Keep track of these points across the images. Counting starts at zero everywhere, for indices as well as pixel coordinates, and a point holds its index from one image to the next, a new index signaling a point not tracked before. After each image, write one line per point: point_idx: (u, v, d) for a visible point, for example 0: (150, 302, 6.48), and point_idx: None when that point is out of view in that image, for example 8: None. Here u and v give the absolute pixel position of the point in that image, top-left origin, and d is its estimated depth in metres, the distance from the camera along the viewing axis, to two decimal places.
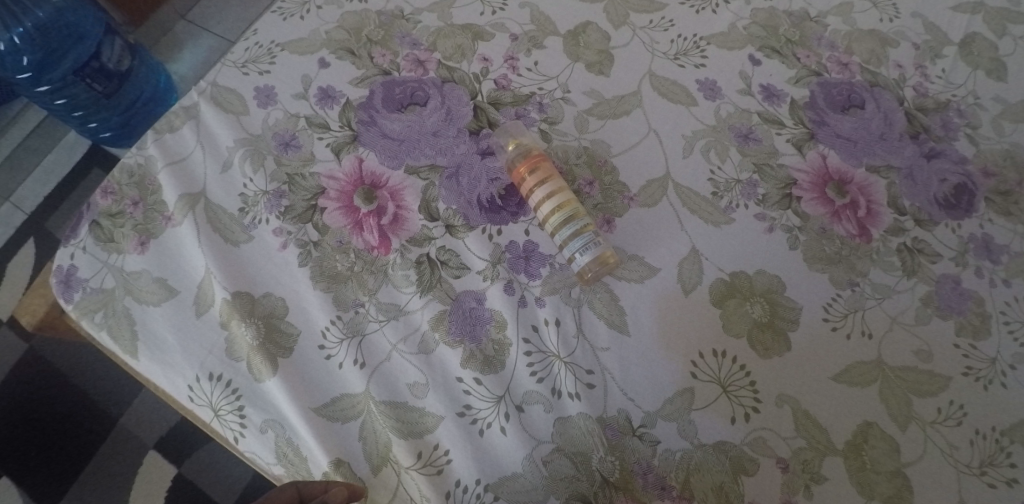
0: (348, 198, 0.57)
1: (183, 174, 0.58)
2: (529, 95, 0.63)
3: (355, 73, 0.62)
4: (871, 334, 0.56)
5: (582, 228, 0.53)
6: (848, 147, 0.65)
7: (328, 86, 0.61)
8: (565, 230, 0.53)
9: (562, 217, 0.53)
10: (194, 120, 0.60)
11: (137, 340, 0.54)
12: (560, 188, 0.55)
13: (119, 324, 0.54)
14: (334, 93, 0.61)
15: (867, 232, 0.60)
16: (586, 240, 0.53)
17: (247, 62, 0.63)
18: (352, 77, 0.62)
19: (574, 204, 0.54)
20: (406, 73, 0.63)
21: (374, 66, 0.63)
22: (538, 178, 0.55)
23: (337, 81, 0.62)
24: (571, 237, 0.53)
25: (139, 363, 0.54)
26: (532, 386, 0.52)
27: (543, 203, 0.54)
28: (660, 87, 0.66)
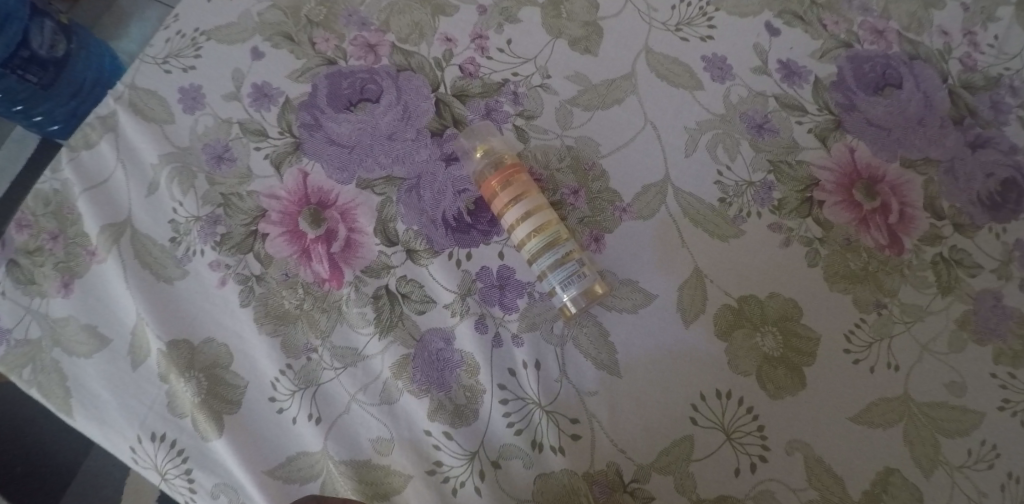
0: (293, 221, 0.49)
1: (105, 200, 0.51)
2: (502, 83, 0.54)
3: (294, 64, 0.53)
4: (897, 366, 0.49)
5: (565, 256, 0.46)
6: (880, 137, 0.55)
7: (263, 83, 0.52)
8: (545, 257, 0.46)
9: (541, 241, 0.46)
10: (112, 133, 0.52)
11: (70, 396, 0.49)
12: (539, 205, 0.47)
13: (50, 380, 0.49)
14: (270, 91, 0.52)
15: (897, 241, 0.52)
16: (570, 271, 0.45)
17: (168, 56, 0.54)
18: (291, 69, 0.53)
19: (556, 226, 0.46)
20: (354, 61, 0.53)
21: (317, 55, 0.53)
22: (514, 193, 0.47)
23: (273, 76, 0.53)
24: (552, 265, 0.46)
25: (75, 422, 0.49)
26: (509, 439, 0.45)
27: (518, 223, 0.46)
28: (659, 68, 0.55)
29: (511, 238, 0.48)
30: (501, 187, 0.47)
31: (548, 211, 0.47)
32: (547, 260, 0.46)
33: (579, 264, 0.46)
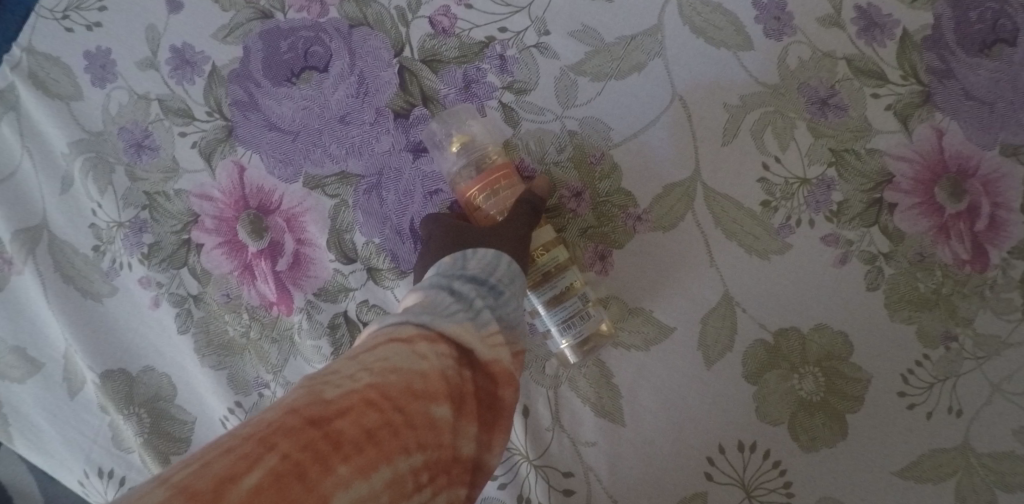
0: (230, 229, 0.40)
1: (11, 199, 0.43)
2: (484, 43, 0.41)
3: (219, 18, 0.41)
4: (960, 411, 0.41)
5: (567, 288, 0.36)
6: (979, 115, 0.42)
7: (183, 46, 0.41)
8: (540, 289, 0.36)
9: (537, 269, 0.36)
10: (12, 113, 0.43)
11: (9, 424, 0.45)
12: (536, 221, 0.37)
13: None
14: (192, 56, 0.41)
15: (982, 255, 0.42)
16: (570, 310, 0.36)
17: (67, 9, 0.42)
18: (216, 26, 0.41)
19: (556, 248, 0.37)
20: (294, 12, 0.41)
21: (247, 5, 0.41)
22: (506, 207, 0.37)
23: (193, 35, 0.41)
24: (549, 300, 0.36)
25: (20, 449, 0.45)
26: (492, 493, 0.40)
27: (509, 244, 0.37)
28: (698, 19, 0.42)
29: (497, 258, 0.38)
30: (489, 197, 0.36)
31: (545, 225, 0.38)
32: (543, 292, 0.36)
33: (583, 300, 0.37)
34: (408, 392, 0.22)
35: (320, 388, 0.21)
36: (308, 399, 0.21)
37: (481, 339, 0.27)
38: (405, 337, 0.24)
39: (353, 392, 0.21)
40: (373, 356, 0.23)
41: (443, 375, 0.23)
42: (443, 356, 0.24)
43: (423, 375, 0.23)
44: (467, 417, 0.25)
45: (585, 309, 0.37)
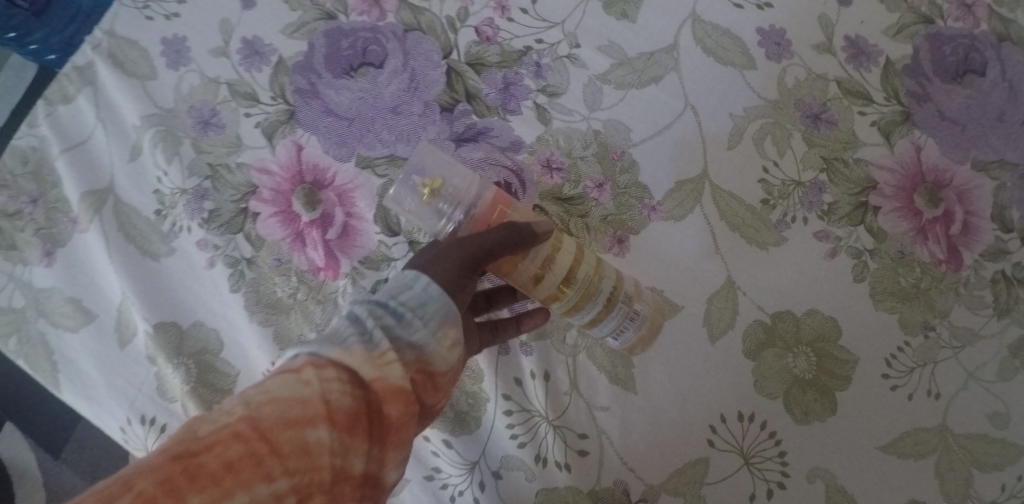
0: (285, 200, 0.44)
1: (83, 164, 0.47)
2: (523, 51, 0.47)
3: (288, 17, 0.46)
4: (938, 394, 0.45)
5: (609, 301, 0.40)
6: (952, 134, 0.48)
7: (253, 38, 0.46)
8: (586, 308, 0.40)
9: (575, 291, 0.39)
10: (90, 88, 0.48)
11: (58, 371, 0.47)
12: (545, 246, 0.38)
13: (36, 353, 0.47)
14: (261, 48, 0.46)
15: (956, 255, 0.47)
16: (621, 319, 0.41)
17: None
18: (283, 23, 0.46)
19: (586, 261, 0.39)
20: (356, 16, 0.47)
21: (314, 7, 0.46)
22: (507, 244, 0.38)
23: (265, 30, 0.46)
24: (597, 318, 0.40)
25: (65, 396, 0.47)
26: (513, 451, 0.43)
27: (539, 276, 0.38)
28: (708, 40, 0.48)
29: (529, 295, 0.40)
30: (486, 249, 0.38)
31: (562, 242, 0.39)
32: (588, 312, 0.40)
33: (627, 304, 0.41)
34: (280, 422, 0.24)
35: (197, 426, 0.24)
36: (186, 436, 0.23)
37: (371, 360, 0.28)
38: (294, 368, 0.26)
39: (226, 427, 0.24)
40: (258, 388, 0.25)
41: (321, 401, 0.25)
42: (327, 380, 0.26)
43: (301, 403, 0.25)
44: (360, 438, 0.26)
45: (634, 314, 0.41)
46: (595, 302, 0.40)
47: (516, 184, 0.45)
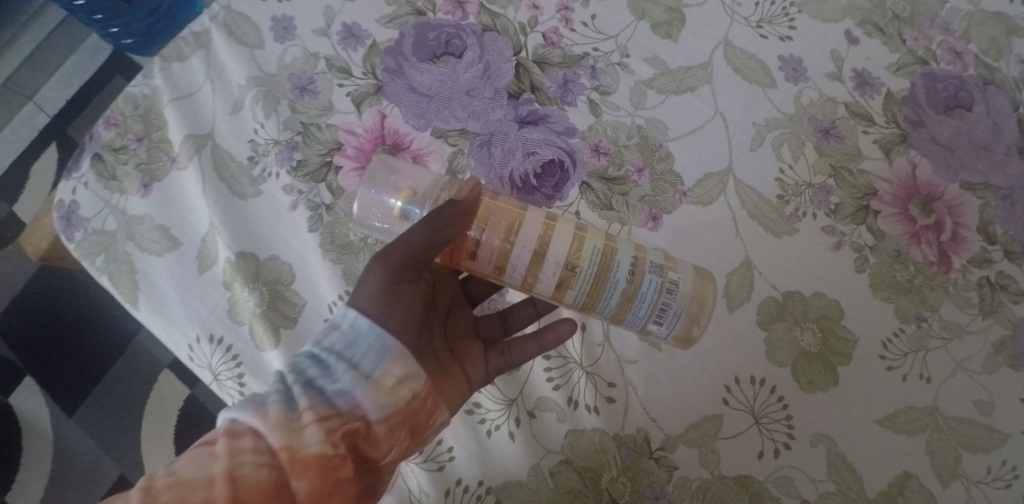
0: (366, 158, 0.51)
1: (188, 114, 0.54)
2: (582, 56, 0.55)
3: (384, 9, 0.55)
4: (929, 378, 0.50)
5: (629, 277, 0.43)
6: (944, 157, 0.56)
7: (352, 24, 0.54)
8: (606, 287, 0.43)
9: (585, 273, 0.43)
10: (203, 50, 0.55)
11: (137, 290, 0.52)
12: (530, 230, 0.43)
13: (120, 271, 0.52)
14: (358, 32, 0.54)
15: (947, 259, 0.53)
16: (653, 290, 0.44)
17: None
18: (381, 14, 0.55)
19: (588, 236, 0.43)
20: (442, 14, 0.55)
21: (407, 4, 0.55)
22: (491, 240, 0.43)
23: (363, 17, 0.55)
24: (624, 298, 0.44)
25: (141, 314, 0.52)
26: (547, 393, 0.48)
27: (546, 263, 0.43)
28: (736, 62, 0.57)
29: (546, 289, 0.44)
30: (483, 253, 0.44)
31: (558, 224, 0.44)
32: (609, 292, 0.43)
33: (655, 273, 0.44)
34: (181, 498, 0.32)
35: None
36: None
37: (282, 427, 0.35)
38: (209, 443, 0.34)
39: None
40: (182, 464, 0.34)
41: (223, 476, 0.32)
42: (233, 454, 0.34)
43: (204, 478, 0.33)
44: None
45: (666, 286, 0.44)
46: (616, 283, 0.43)
47: (569, 162, 0.52)
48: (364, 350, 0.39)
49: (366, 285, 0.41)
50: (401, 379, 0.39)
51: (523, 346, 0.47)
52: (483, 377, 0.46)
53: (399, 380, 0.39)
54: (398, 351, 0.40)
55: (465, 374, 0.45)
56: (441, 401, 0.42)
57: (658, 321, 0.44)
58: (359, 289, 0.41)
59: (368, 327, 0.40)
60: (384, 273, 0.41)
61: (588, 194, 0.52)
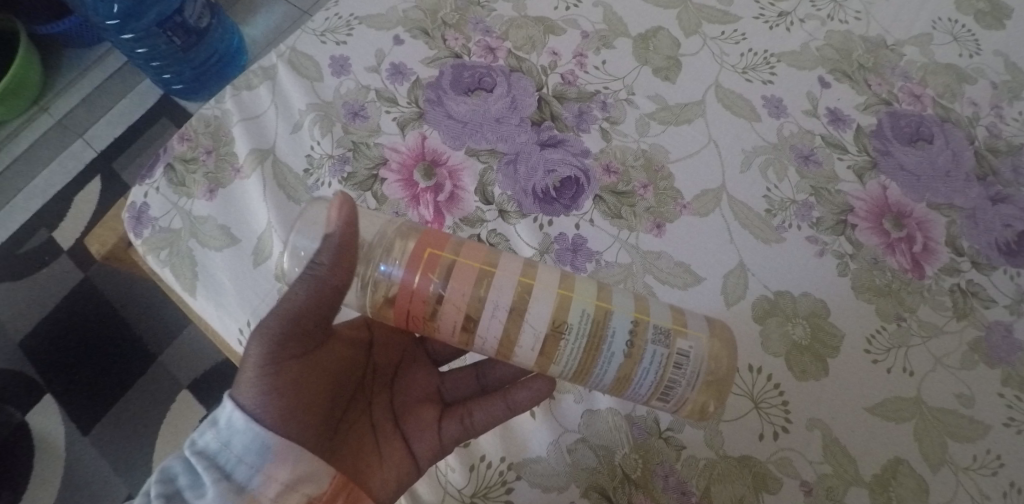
0: (408, 171, 0.61)
1: (255, 133, 0.64)
2: (594, 93, 0.65)
3: (427, 53, 0.67)
4: (912, 372, 0.55)
5: (627, 350, 0.39)
6: (911, 181, 0.63)
7: (400, 63, 0.66)
8: (601, 358, 0.39)
9: (573, 345, 0.39)
10: (270, 81, 0.66)
11: (196, 280, 0.59)
12: (501, 293, 0.39)
13: (182, 263, 0.59)
14: (405, 70, 0.66)
15: (921, 268, 0.59)
16: (656, 367, 0.39)
17: (326, 32, 0.68)
18: (424, 56, 0.67)
19: (574, 297, 0.39)
20: (476, 58, 0.67)
21: (447, 49, 0.67)
22: (450, 302, 0.40)
23: (409, 59, 0.67)
24: (624, 372, 0.39)
25: (197, 302, 0.59)
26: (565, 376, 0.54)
27: (523, 331, 0.39)
28: (725, 100, 0.65)
29: (528, 360, 0.41)
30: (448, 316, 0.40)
31: (536, 282, 0.40)
32: (603, 366, 0.39)
33: (660, 346, 0.39)
34: None
35: None
36: None
37: None
38: None
39: None
40: None
41: None
42: None
43: None
44: None
45: (673, 359, 0.39)
46: (610, 359, 0.39)
47: (584, 178, 0.60)
48: (242, 451, 0.39)
49: (244, 368, 0.40)
50: (288, 483, 0.40)
51: (493, 405, 0.51)
52: (431, 448, 0.50)
53: (285, 486, 0.40)
54: (282, 452, 0.40)
55: (409, 451, 0.50)
56: (360, 492, 0.45)
57: (665, 398, 0.41)
58: (240, 385, 0.40)
59: (243, 425, 0.39)
60: (259, 366, 0.40)
61: (600, 205, 0.59)
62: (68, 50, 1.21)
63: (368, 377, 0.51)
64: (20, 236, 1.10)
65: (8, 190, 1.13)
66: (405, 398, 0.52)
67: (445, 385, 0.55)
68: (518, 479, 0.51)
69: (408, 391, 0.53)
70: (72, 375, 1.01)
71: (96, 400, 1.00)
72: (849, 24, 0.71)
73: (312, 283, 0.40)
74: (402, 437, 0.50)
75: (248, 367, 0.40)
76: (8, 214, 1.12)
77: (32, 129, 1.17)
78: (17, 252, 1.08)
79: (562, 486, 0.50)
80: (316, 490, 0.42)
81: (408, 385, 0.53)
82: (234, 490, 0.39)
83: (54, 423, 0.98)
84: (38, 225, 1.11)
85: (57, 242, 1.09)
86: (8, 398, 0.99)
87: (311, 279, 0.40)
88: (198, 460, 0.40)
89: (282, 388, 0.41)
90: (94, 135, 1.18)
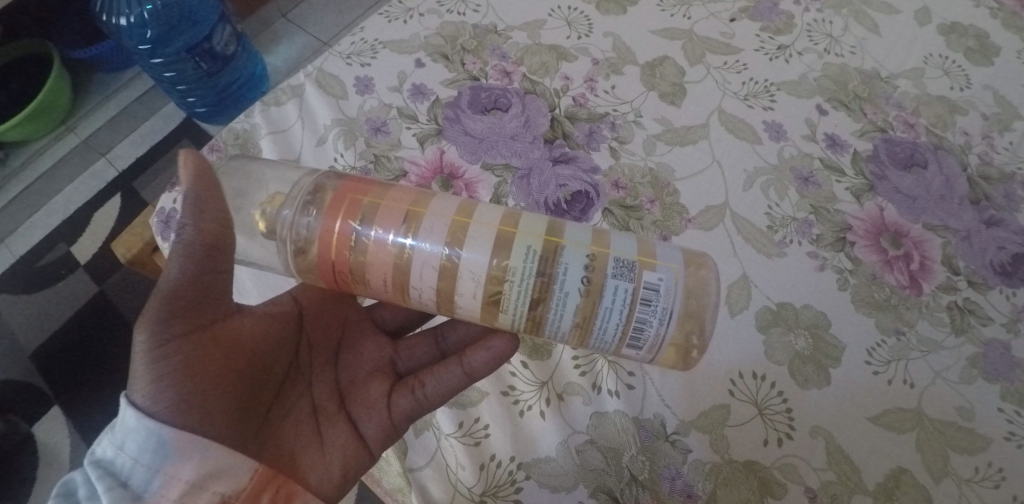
0: (427, 183, 0.64)
1: (281, 145, 0.67)
2: (604, 114, 0.69)
3: (447, 75, 0.71)
4: (913, 384, 0.56)
5: (583, 291, 0.41)
6: (907, 203, 0.66)
7: (421, 84, 0.70)
8: (553, 301, 0.42)
9: (519, 291, 0.41)
10: (297, 98, 0.70)
11: None
12: (440, 240, 0.42)
13: None
14: (425, 90, 0.70)
15: (918, 285, 0.61)
16: (621, 305, 0.41)
17: (351, 54, 0.72)
18: (444, 78, 0.71)
19: (518, 235, 0.42)
20: (492, 81, 0.71)
21: (465, 72, 0.72)
22: (384, 251, 0.42)
23: (430, 80, 0.71)
24: (582, 315, 0.42)
25: None
26: (574, 378, 0.56)
27: (462, 279, 0.42)
28: (728, 124, 0.69)
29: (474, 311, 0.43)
30: (387, 267, 0.43)
31: (472, 221, 0.43)
32: (557, 311, 0.42)
33: (624, 281, 0.41)
34: None
35: None
36: None
37: None
38: None
39: None
40: None
41: None
42: None
43: None
44: None
45: (640, 295, 0.41)
46: (564, 300, 0.41)
47: (593, 193, 0.64)
48: (137, 453, 0.39)
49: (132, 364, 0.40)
50: (193, 482, 0.40)
51: (448, 372, 0.52)
52: (381, 431, 0.52)
53: (190, 485, 0.40)
54: (181, 447, 0.40)
55: (358, 433, 0.52)
56: (295, 486, 0.46)
57: (635, 343, 0.43)
58: (133, 381, 0.40)
59: (135, 423, 0.39)
60: (149, 358, 0.40)
61: (609, 217, 0.63)
62: (98, 74, 1.26)
63: (304, 355, 0.54)
64: (40, 249, 1.12)
65: (31, 206, 1.16)
66: (354, 375, 0.55)
67: (401, 357, 0.58)
68: (527, 479, 0.53)
69: (355, 366, 0.56)
70: (78, 386, 1.02)
71: (103, 412, 1.01)
72: (844, 57, 0.75)
73: (191, 268, 0.42)
74: (347, 418, 0.52)
75: (136, 359, 0.40)
76: (29, 229, 1.15)
77: (57, 148, 1.20)
78: (35, 266, 1.11)
79: (571, 486, 0.52)
80: (231, 487, 0.42)
81: (354, 363, 0.56)
82: (131, 495, 0.39)
83: (61, 434, 0.99)
84: (56, 239, 1.13)
85: (74, 256, 1.11)
86: (15, 409, 0.99)
87: (195, 263, 0.42)
88: (94, 471, 0.40)
89: (183, 381, 0.41)
90: (116, 155, 1.21)
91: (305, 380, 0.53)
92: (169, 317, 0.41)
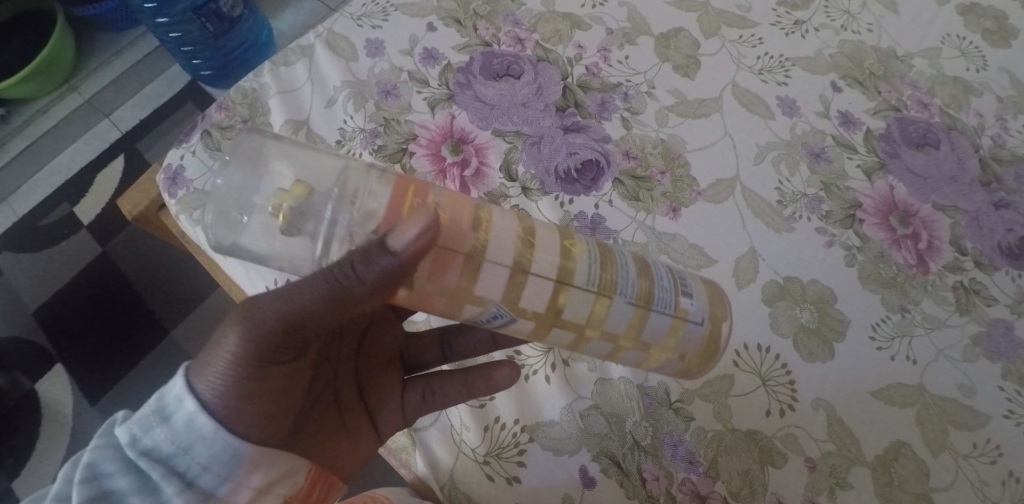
0: (436, 147, 0.63)
1: (290, 106, 0.66)
2: (616, 84, 0.68)
3: (458, 40, 0.70)
4: (915, 360, 0.56)
5: (636, 260, 0.42)
6: (918, 183, 0.65)
7: (432, 48, 0.69)
8: (619, 275, 0.40)
9: (589, 265, 0.39)
10: (307, 59, 0.69)
11: None
12: (465, 228, 0.37)
13: None
14: (436, 54, 0.69)
15: (925, 264, 0.61)
16: (668, 277, 0.42)
17: (362, 16, 0.71)
18: (455, 43, 0.70)
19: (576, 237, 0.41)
20: (505, 47, 0.70)
21: (477, 38, 0.71)
22: (427, 214, 0.34)
23: (441, 45, 0.70)
24: (646, 279, 0.40)
25: (226, 260, 0.61)
26: None
27: (539, 258, 0.38)
28: (741, 99, 0.68)
29: (540, 304, 0.39)
30: (429, 230, 0.34)
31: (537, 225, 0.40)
32: (625, 274, 0.40)
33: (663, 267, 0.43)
34: None
35: None
36: None
37: None
38: None
39: None
40: None
41: None
42: None
43: None
44: None
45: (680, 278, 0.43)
46: (628, 268, 0.40)
47: (604, 162, 0.63)
48: (208, 461, 0.38)
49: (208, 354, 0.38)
50: (259, 488, 0.41)
51: (455, 381, 0.53)
52: (394, 421, 0.54)
53: (257, 490, 0.41)
54: (252, 459, 0.40)
55: (372, 422, 0.53)
56: (333, 476, 0.48)
57: (688, 291, 0.42)
58: (205, 379, 0.38)
59: (210, 434, 0.38)
60: (236, 365, 0.38)
61: (619, 187, 0.62)
62: (102, 34, 1.24)
63: (336, 345, 0.51)
64: (42, 209, 1.11)
65: (33, 165, 1.15)
66: (370, 362, 0.54)
67: (408, 350, 0.57)
68: (531, 441, 0.54)
69: (373, 358, 0.54)
70: (79, 347, 1.02)
71: (105, 372, 1.01)
72: (861, 34, 0.74)
73: (334, 286, 0.35)
74: (365, 409, 0.53)
75: (219, 360, 0.38)
76: (31, 188, 1.13)
77: (60, 107, 1.19)
78: (37, 225, 1.10)
79: (574, 449, 0.53)
80: (289, 488, 0.43)
81: (374, 353, 0.55)
82: (199, 498, 0.38)
83: (62, 392, 0.99)
84: (58, 200, 1.12)
85: (76, 217, 1.11)
86: (19, 367, 1.00)
87: (335, 287, 0.35)
88: (147, 465, 0.37)
89: (264, 389, 0.40)
90: (120, 116, 1.20)
91: (332, 367, 0.50)
92: (271, 327, 0.37)
